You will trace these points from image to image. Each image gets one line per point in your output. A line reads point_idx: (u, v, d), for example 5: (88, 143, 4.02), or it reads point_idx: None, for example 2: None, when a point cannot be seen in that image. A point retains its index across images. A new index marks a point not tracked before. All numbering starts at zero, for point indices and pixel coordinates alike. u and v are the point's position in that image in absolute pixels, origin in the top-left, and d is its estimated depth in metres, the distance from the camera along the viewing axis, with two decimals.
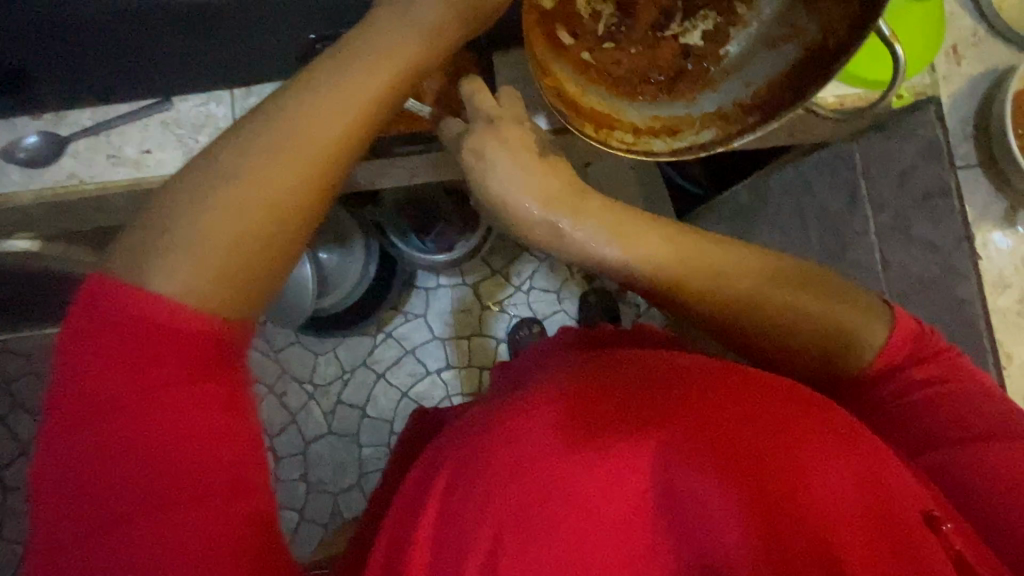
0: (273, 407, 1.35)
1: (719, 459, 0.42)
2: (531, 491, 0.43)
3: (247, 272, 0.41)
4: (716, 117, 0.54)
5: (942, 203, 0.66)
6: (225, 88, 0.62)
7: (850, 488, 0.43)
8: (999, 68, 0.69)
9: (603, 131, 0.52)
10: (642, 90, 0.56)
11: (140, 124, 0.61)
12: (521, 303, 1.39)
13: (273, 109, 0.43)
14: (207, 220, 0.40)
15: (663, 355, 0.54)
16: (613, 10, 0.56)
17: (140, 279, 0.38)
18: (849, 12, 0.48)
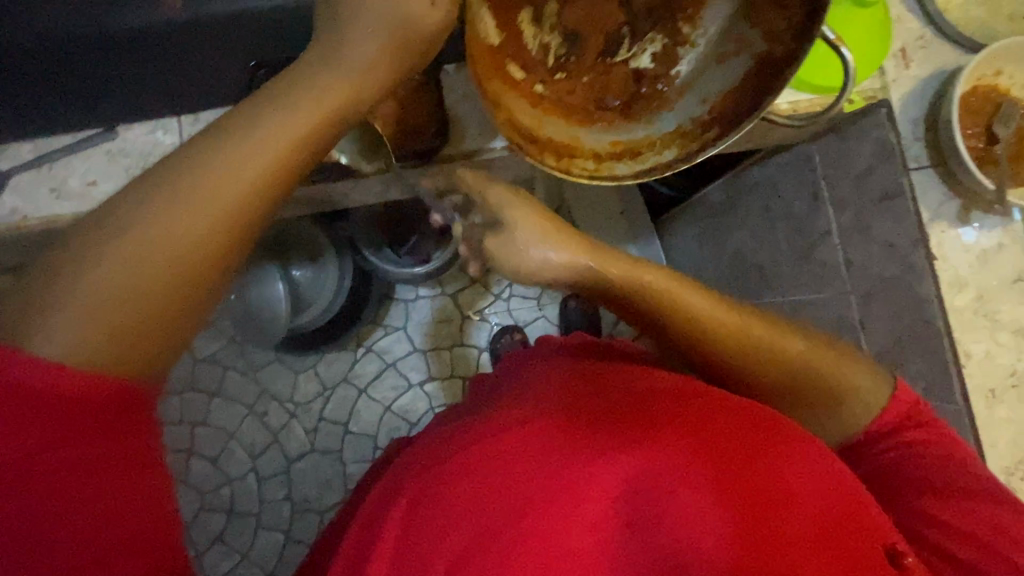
0: (253, 428, 1.32)
1: (689, 477, 0.43)
2: (502, 511, 0.42)
3: (188, 302, 0.39)
4: (677, 137, 0.53)
5: (897, 203, 0.63)
6: (171, 114, 0.60)
7: (818, 499, 0.44)
8: (947, 70, 0.63)
9: (564, 159, 0.51)
10: (598, 116, 0.54)
11: (85, 155, 0.60)
12: (501, 311, 1.38)
13: (228, 128, 0.42)
14: (157, 238, 0.38)
15: (646, 374, 0.54)
16: (560, 39, 0.54)
17: (69, 300, 0.36)
18: (793, 22, 0.48)
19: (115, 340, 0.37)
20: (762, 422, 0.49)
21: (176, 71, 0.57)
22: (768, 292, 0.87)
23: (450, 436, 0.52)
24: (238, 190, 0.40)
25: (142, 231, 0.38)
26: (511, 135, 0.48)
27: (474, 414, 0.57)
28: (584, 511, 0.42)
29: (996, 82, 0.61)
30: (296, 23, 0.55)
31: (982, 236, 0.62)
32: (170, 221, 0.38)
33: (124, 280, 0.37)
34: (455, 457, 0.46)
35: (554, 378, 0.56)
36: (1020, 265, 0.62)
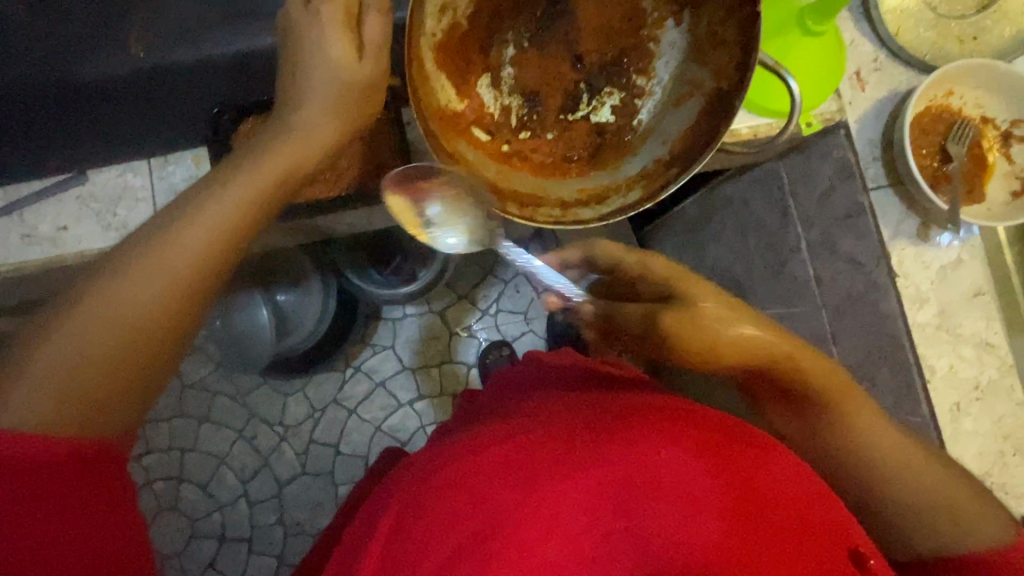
0: (243, 452, 1.31)
1: (669, 492, 0.42)
2: (476, 521, 0.42)
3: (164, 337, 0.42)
4: (642, 177, 0.53)
5: (862, 221, 0.64)
6: (142, 159, 0.61)
7: (798, 497, 0.45)
8: (901, 91, 0.65)
9: (528, 208, 0.51)
10: (566, 168, 0.56)
11: (55, 201, 0.60)
12: (489, 326, 1.36)
13: (213, 179, 0.45)
14: (131, 278, 0.41)
15: (623, 394, 0.55)
16: (521, 100, 0.57)
17: (48, 341, 0.39)
18: (731, 55, 0.50)
19: (100, 375, 0.40)
20: (748, 436, 0.48)
21: (141, 117, 0.58)
22: None
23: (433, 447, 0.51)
24: (218, 238, 0.43)
25: (128, 272, 0.41)
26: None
27: (451, 436, 0.56)
28: (560, 524, 0.41)
29: (948, 103, 0.63)
30: (258, 68, 0.57)
31: (940, 252, 0.64)
32: (151, 264, 0.41)
33: (104, 318, 0.40)
34: (434, 473, 0.45)
35: (536, 400, 0.56)
36: (978, 279, 0.64)
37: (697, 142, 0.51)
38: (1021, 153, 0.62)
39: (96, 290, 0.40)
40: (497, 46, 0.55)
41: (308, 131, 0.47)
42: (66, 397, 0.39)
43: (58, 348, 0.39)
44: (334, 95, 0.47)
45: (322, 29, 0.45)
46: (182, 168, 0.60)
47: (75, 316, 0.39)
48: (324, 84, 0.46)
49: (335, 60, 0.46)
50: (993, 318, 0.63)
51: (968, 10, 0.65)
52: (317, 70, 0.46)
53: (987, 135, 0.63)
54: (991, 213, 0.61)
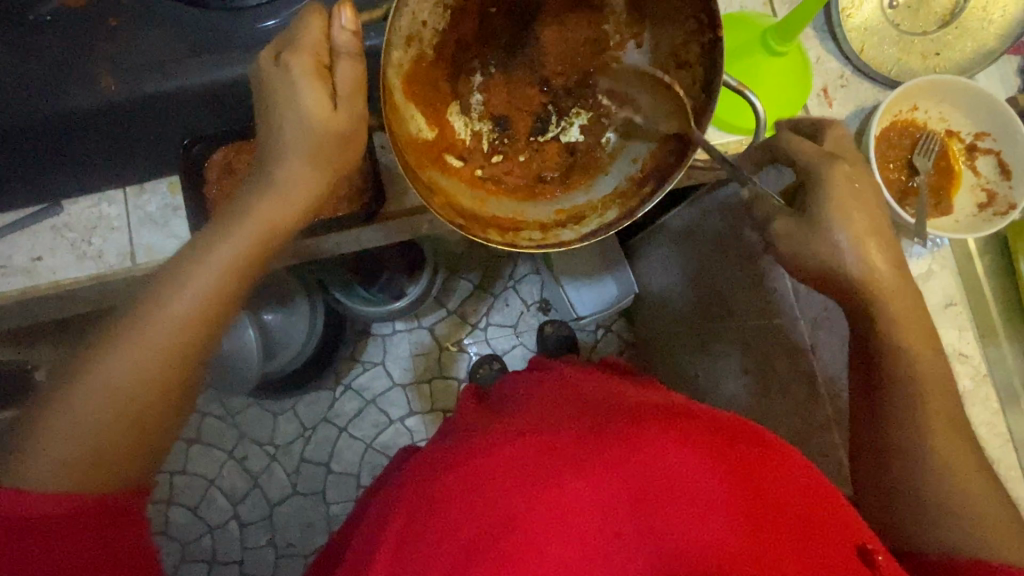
0: (233, 473, 1.30)
1: (682, 492, 0.44)
2: (490, 515, 0.45)
3: (172, 380, 0.47)
4: (617, 196, 0.54)
5: None
6: (117, 188, 0.61)
7: (803, 490, 0.47)
8: (867, 107, 0.66)
9: (509, 234, 0.52)
10: (541, 190, 0.57)
11: (31, 232, 0.60)
12: (480, 340, 1.36)
13: (224, 219, 0.50)
14: (160, 308, 0.47)
15: (624, 394, 0.57)
16: (491, 125, 0.58)
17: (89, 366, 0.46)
18: (697, 76, 0.51)
19: (129, 396, 0.46)
20: (758, 440, 0.49)
21: (112, 143, 0.58)
22: (732, 316, 0.90)
23: (455, 442, 0.56)
24: (230, 271, 0.49)
25: (154, 306, 0.47)
26: (455, 222, 0.49)
27: (461, 432, 0.59)
28: (571, 521, 0.44)
29: (913, 118, 0.64)
30: (235, 98, 0.57)
31: (911, 264, 0.64)
32: (175, 297, 0.47)
33: (138, 345, 0.46)
34: (449, 472, 0.49)
35: (540, 399, 0.58)
36: (950, 289, 0.64)
37: (668, 158, 0.52)
38: (986, 165, 0.63)
39: (132, 319, 0.47)
40: (464, 72, 0.56)
41: (289, 185, 0.50)
42: (107, 409, 0.46)
43: (77, 404, 0.45)
44: (313, 149, 0.49)
45: (296, 84, 0.46)
46: (156, 197, 0.61)
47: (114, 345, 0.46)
48: (302, 139, 0.48)
49: (311, 114, 0.47)
50: (965, 328, 0.64)
51: (930, 26, 0.66)
52: (293, 127, 0.47)
53: (953, 148, 0.64)
54: (959, 224, 0.62)
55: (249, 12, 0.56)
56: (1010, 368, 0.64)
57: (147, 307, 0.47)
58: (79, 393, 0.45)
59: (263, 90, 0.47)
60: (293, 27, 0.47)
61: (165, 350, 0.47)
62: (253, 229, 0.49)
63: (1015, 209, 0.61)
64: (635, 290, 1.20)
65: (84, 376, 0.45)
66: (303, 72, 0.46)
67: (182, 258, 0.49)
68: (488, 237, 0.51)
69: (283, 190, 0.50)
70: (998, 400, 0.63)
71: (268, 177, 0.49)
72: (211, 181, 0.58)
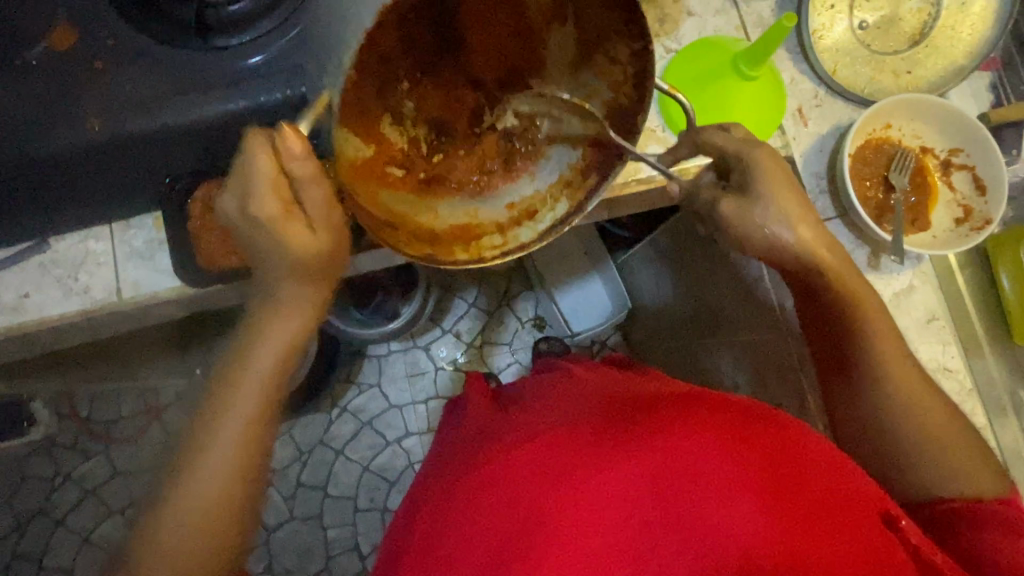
0: None
1: (699, 479, 0.46)
2: (518, 509, 0.47)
3: (252, 472, 0.54)
4: (564, 186, 0.55)
5: None
6: (102, 224, 0.62)
7: (826, 471, 0.48)
8: (842, 126, 0.66)
9: (473, 246, 0.53)
10: (485, 182, 0.57)
11: (18, 269, 0.61)
12: (475, 358, 1.36)
13: (264, 301, 0.54)
14: (237, 392, 0.53)
15: (632, 385, 0.59)
16: (427, 128, 0.54)
17: (192, 452, 0.53)
18: (626, 74, 0.51)
19: (230, 470, 0.52)
20: (767, 420, 0.51)
21: (97, 187, 0.58)
22: (724, 330, 0.91)
23: (475, 437, 0.58)
24: (285, 343, 0.54)
25: (228, 392, 0.53)
26: (420, 253, 0.49)
27: (468, 431, 0.61)
28: (594, 514, 0.46)
29: (887, 135, 0.65)
30: (220, 134, 0.58)
31: (892, 279, 0.65)
32: (243, 378, 0.53)
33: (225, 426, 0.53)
34: (467, 475, 0.52)
35: (544, 396, 0.60)
36: (932, 304, 0.64)
37: (608, 151, 0.53)
38: (961, 181, 0.64)
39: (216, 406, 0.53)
40: (392, 88, 0.49)
41: (294, 306, 0.54)
42: (213, 486, 0.52)
43: (184, 514, 0.51)
44: (302, 272, 0.52)
45: (268, 226, 0.48)
46: (142, 233, 0.62)
47: (205, 433, 0.53)
48: (289, 267, 0.51)
49: (291, 246, 0.49)
50: (949, 342, 0.64)
51: (901, 45, 0.67)
52: (275, 258, 0.50)
53: (928, 165, 0.65)
54: (937, 241, 0.63)
55: (231, 51, 0.57)
56: (994, 380, 0.64)
57: (225, 393, 0.53)
58: (190, 477, 0.52)
59: (241, 233, 0.50)
60: (241, 165, 0.47)
61: (238, 453, 0.53)
62: (269, 358, 0.54)
63: (991, 224, 0.61)
64: (628, 304, 1.20)
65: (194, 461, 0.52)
66: (271, 215, 0.48)
67: (218, 402, 0.53)
68: (455, 258, 0.51)
69: (290, 313, 0.54)
70: (983, 412, 0.64)
71: (271, 304, 0.53)
72: (195, 216, 0.59)
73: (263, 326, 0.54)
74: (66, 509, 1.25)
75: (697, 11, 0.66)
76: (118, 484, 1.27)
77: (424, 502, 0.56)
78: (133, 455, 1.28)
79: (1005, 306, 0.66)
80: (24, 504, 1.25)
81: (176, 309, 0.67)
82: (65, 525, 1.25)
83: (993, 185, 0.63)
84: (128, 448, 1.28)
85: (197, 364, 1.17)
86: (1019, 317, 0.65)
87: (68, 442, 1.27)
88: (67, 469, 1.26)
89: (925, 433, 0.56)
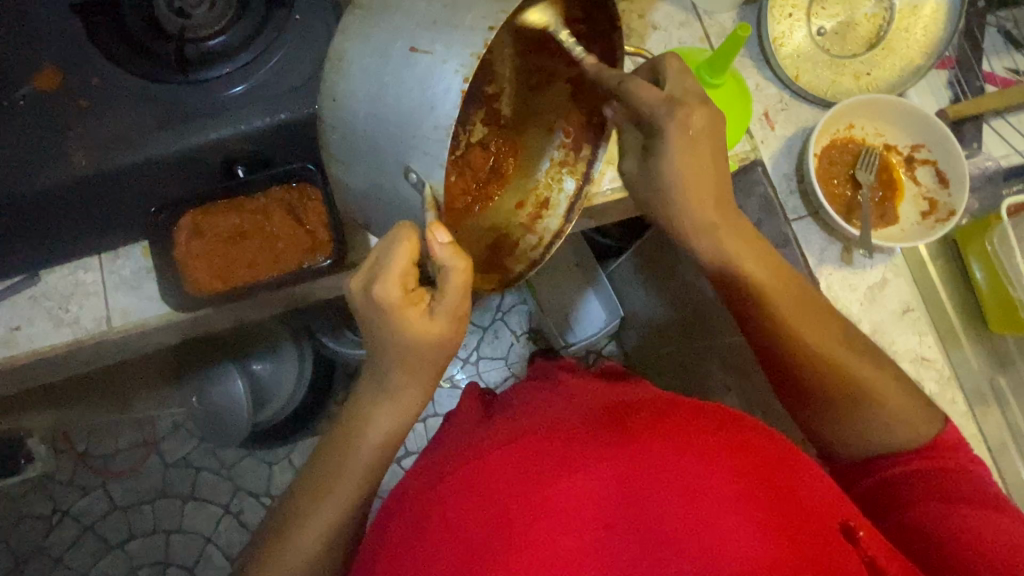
0: (230, 529, 1.27)
1: (674, 483, 0.46)
2: (487, 517, 0.47)
3: (349, 529, 0.56)
4: (561, 166, 0.59)
5: (773, 220, 0.68)
6: (91, 255, 0.63)
7: (803, 481, 0.49)
8: (808, 127, 0.69)
9: (518, 253, 0.58)
10: (489, 190, 0.58)
11: (9, 303, 0.62)
12: (471, 373, 1.36)
13: (374, 379, 0.55)
14: (348, 460, 0.55)
15: (615, 392, 0.59)
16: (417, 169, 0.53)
17: (295, 512, 0.55)
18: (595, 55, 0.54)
19: (335, 530, 0.55)
20: (742, 426, 0.52)
21: (84, 219, 0.60)
22: (713, 333, 0.92)
23: (453, 450, 0.58)
24: (401, 417, 0.56)
25: (342, 458, 0.56)
26: (490, 286, 0.56)
27: (449, 441, 0.62)
28: (565, 514, 0.46)
29: (851, 134, 0.67)
30: (207, 163, 0.60)
31: (865, 273, 0.66)
32: (355, 448, 0.55)
33: (338, 493, 0.55)
34: (444, 480, 0.52)
35: (527, 406, 0.60)
36: (906, 296, 0.66)
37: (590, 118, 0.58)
38: (925, 174, 0.66)
39: (326, 471, 0.56)
40: None
41: (403, 396, 0.55)
42: (313, 546, 0.54)
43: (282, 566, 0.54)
44: (410, 363, 0.52)
45: (391, 311, 0.48)
46: (131, 261, 0.63)
47: (316, 497, 0.55)
48: (404, 354, 0.50)
49: (408, 332, 0.49)
50: (925, 333, 0.66)
51: (859, 49, 0.70)
52: (392, 342, 0.50)
53: (892, 161, 0.67)
54: (906, 233, 0.65)
55: (214, 83, 0.59)
56: (974, 368, 0.66)
57: (339, 459, 0.56)
58: (295, 536, 0.54)
59: (362, 314, 0.50)
60: (382, 247, 0.47)
61: (344, 515, 0.55)
62: (372, 448, 0.55)
63: (955, 216, 0.63)
64: (621, 314, 1.21)
65: (298, 521, 0.55)
66: (395, 301, 0.47)
67: (331, 467, 0.56)
68: (512, 273, 0.57)
69: (400, 400, 0.55)
70: (963, 399, 0.65)
71: (382, 394, 0.55)
72: (181, 243, 0.61)
73: (372, 404, 0.55)
74: (65, 547, 1.24)
75: (661, 25, 0.69)
76: (116, 518, 1.26)
77: (395, 511, 0.55)
78: (131, 489, 1.28)
79: (977, 294, 0.68)
80: (23, 545, 1.24)
81: (167, 335, 0.68)
82: (64, 563, 1.23)
83: (955, 178, 0.64)
84: (127, 481, 1.28)
85: (190, 393, 1.19)
86: (993, 306, 0.66)
87: (65, 478, 1.26)
88: (66, 507, 1.25)
89: (911, 427, 0.55)
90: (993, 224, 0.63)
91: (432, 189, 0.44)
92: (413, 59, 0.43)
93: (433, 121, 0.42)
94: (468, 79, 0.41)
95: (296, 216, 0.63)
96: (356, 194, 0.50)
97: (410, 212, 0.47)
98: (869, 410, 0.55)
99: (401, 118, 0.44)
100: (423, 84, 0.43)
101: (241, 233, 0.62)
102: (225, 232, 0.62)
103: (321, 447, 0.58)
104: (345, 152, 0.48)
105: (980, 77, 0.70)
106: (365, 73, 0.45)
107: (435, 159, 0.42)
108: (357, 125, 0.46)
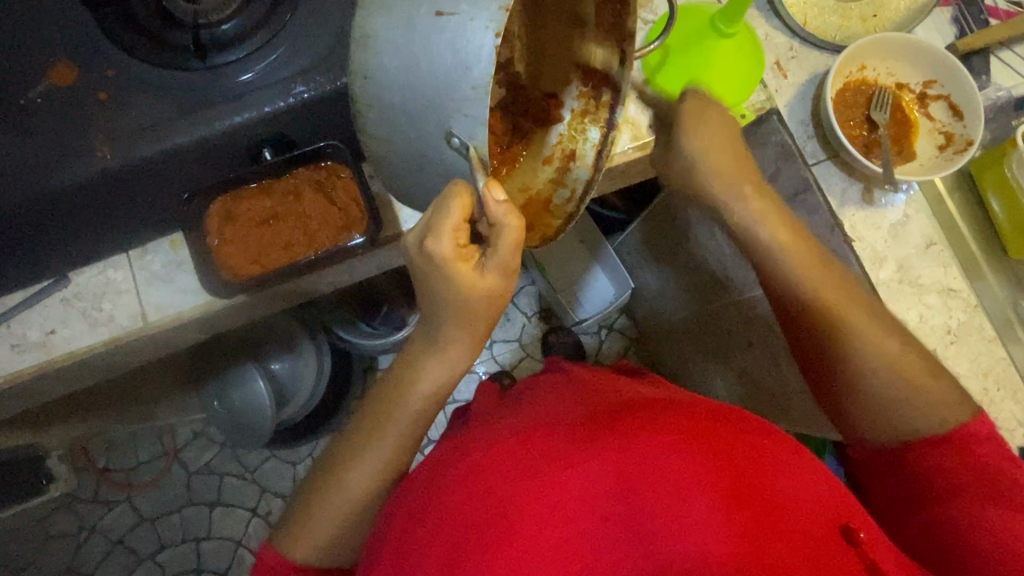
0: (258, 531, 1.27)
1: (669, 482, 0.45)
2: (484, 509, 0.47)
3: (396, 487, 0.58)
4: (583, 116, 0.59)
5: (792, 167, 0.68)
6: (121, 254, 0.64)
7: (801, 486, 0.48)
8: (819, 72, 0.69)
9: (553, 209, 0.59)
10: (518, 151, 0.60)
11: (40, 308, 0.62)
12: (486, 358, 1.36)
13: (424, 348, 0.57)
14: (396, 424, 0.57)
15: (619, 390, 0.59)
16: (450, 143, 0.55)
17: (342, 476, 0.57)
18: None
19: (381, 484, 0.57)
20: (742, 427, 0.52)
21: (108, 217, 0.59)
22: (727, 293, 0.93)
23: (455, 445, 0.57)
24: (447, 382, 0.58)
25: (387, 422, 0.57)
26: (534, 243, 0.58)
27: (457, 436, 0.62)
28: (559, 508, 0.46)
29: (863, 75, 0.68)
30: (230, 149, 0.59)
31: (887, 211, 0.67)
32: (402, 411, 0.57)
33: (386, 451, 0.57)
34: (444, 476, 0.52)
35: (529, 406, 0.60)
36: (928, 230, 0.67)
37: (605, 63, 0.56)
38: (939, 110, 0.67)
39: (373, 437, 0.57)
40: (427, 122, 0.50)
41: (458, 350, 0.56)
42: (358, 502, 0.57)
43: (328, 517, 0.56)
44: (466, 319, 0.54)
45: (444, 264, 0.49)
46: (160, 257, 0.64)
47: (363, 457, 0.57)
48: (457, 309, 0.52)
49: (461, 286, 0.50)
50: (950, 264, 0.67)
51: None
52: (446, 297, 0.51)
53: (905, 99, 0.68)
54: (924, 167, 0.67)
55: (227, 68, 0.58)
56: (997, 296, 0.67)
57: (387, 421, 0.57)
58: (342, 494, 0.56)
59: (418, 267, 0.51)
60: (435, 206, 0.47)
61: (388, 471, 0.58)
62: (420, 406, 0.57)
63: (973, 145, 0.64)
64: (632, 286, 1.20)
65: (347, 479, 0.57)
66: (449, 254, 0.49)
67: (373, 429, 0.58)
68: (552, 228, 0.58)
69: (451, 357, 0.57)
70: (991, 325, 0.67)
71: (435, 350, 0.56)
72: (213, 231, 0.61)
73: (420, 369, 0.57)
74: (95, 562, 1.24)
75: None
76: (144, 530, 1.26)
77: (399, 500, 0.54)
78: (156, 500, 1.27)
79: (995, 222, 0.69)
80: (51, 565, 1.23)
81: (198, 328, 0.68)
82: None
83: (970, 107, 0.65)
84: (150, 493, 1.27)
85: (212, 397, 1.16)
86: (1011, 232, 0.68)
87: (89, 495, 1.26)
88: (93, 522, 1.25)
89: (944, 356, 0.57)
90: (1009, 150, 0.64)
91: (477, 151, 0.44)
92: (440, 22, 0.43)
93: (470, 82, 0.43)
94: (500, 33, 0.42)
95: (326, 195, 0.63)
96: (398, 169, 0.51)
97: (458, 176, 0.47)
98: (881, 352, 0.55)
99: (436, 84, 0.44)
100: (451, 43, 0.43)
101: (273, 215, 0.63)
102: (257, 215, 0.62)
103: (362, 415, 0.59)
104: (383, 128, 0.48)
105: (984, 10, 0.71)
106: (393, 46, 0.45)
107: (476, 120, 0.43)
108: (391, 100, 0.46)
